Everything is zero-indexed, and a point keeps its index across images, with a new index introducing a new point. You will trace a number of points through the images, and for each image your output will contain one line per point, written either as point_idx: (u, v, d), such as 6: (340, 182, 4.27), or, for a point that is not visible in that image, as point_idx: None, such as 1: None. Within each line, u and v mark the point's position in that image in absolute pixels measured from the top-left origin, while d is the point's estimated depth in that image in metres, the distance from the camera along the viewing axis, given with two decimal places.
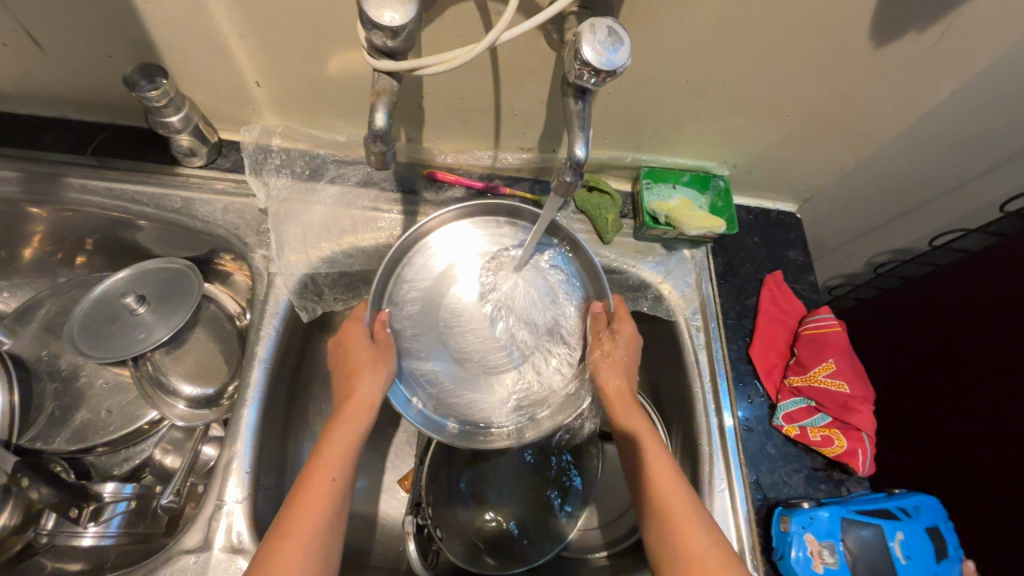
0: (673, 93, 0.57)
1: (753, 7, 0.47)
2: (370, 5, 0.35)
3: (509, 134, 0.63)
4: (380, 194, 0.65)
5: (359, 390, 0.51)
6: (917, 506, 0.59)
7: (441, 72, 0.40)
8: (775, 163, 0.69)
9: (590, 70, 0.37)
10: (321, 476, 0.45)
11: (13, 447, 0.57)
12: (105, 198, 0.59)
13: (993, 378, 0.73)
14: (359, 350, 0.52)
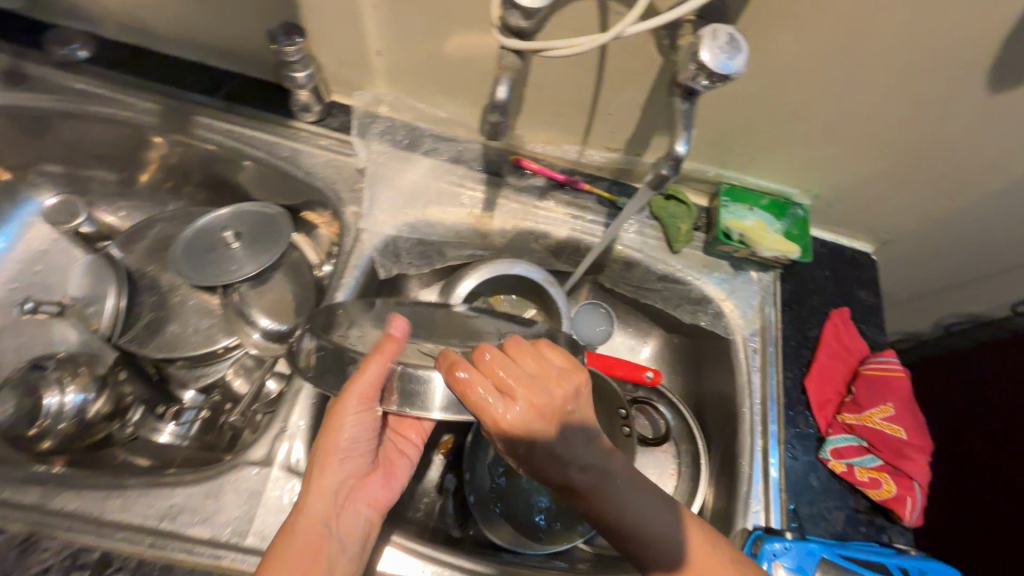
0: (770, 113, 0.58)
1: (873, 33, 0.47)
2: None
3: (599, 133, 0.65)
4: (467, 172, 0.68)
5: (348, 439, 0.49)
6: (921, 571, 0.55)
7: (566, 54, 0.42)
8: (860, 200, 0.68)
9: (704, 72, 0.40)
10: (309, 524, 0.46)
11: (114, 344, 0.63)
12: (226, 139, 0.65)
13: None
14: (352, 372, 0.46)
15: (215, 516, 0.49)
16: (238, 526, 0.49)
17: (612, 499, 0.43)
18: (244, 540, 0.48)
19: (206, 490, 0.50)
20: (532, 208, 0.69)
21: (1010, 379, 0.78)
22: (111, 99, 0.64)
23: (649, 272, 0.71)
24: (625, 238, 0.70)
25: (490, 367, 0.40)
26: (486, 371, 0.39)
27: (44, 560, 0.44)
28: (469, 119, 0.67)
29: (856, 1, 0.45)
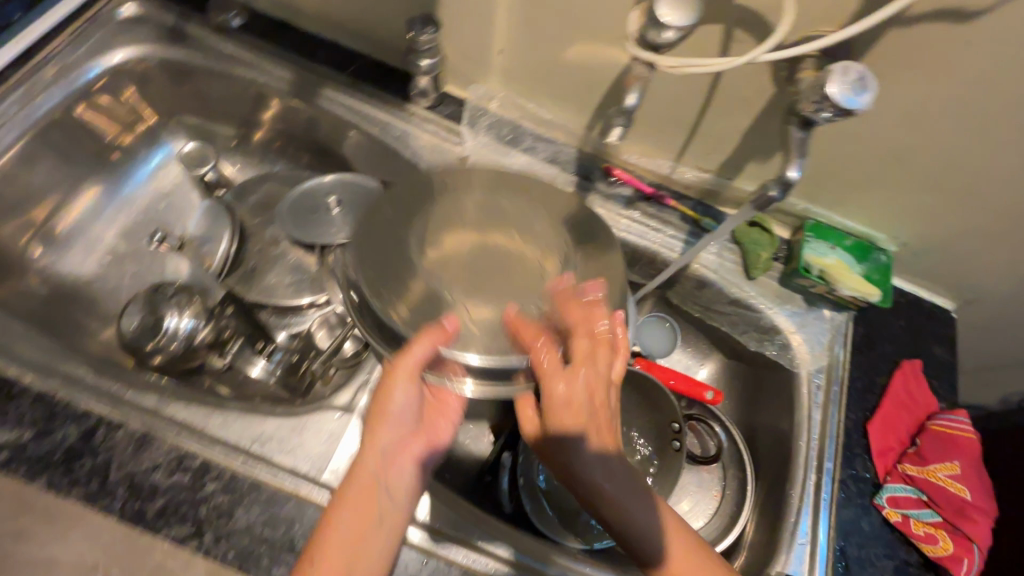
0: (873, 154, 0.59)
1: (997, 85, 0.48)
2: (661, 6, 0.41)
3: (695, 152, 0.67)
4: (560, 173, 0.72)
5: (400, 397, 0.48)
6: None
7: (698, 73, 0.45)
8: (950, 255, 0.67)
9: (828, 104, 0.41)
10: (359, 487, 0.45)
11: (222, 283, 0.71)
12: (346, 113, 0.71)
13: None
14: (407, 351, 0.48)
15: (300, 449, 0.54)
16: (317, 462, 0.53)
17: (623, 509, 0.46)
18: (320, 476, 0.52)
19: (294, 425, 0.54)
20: (616, 216, 0.72)
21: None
22: (253, 63, 0.71)
23: (721, 294, 0.73)
24: (703, 258, 0.72)
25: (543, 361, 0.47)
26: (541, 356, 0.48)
27: (154, 458, 0.49)
28: (571, 123, 0.70)
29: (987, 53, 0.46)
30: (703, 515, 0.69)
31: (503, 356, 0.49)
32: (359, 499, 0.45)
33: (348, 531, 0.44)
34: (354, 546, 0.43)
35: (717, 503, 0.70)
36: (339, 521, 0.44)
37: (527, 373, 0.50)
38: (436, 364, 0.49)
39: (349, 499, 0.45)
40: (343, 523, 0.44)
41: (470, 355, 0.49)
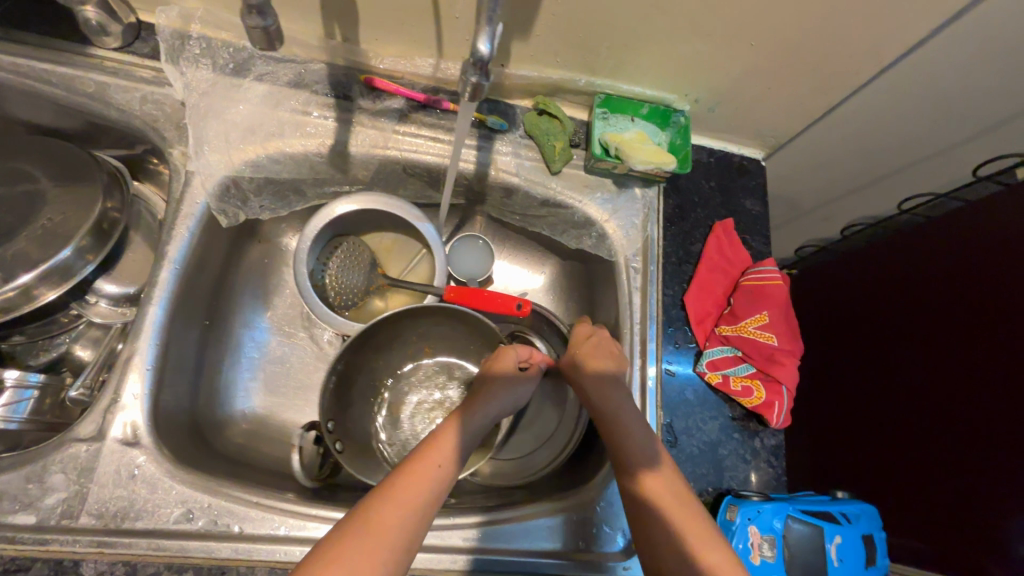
0: (630, 9, 0.51)
1: None
2: None
3: (453, 41, 0.57)
4: (312, 97, 0.60)
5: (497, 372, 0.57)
6: (856, 513, 0.58)
7: None
8: (740, 102, 0.64)
9: None
10: (433, 458, 0.47)
11: None
12: (11, 76, 0.55)
13: (927, 327, 0.67)
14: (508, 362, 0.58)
15: (41, 500, 0.45)
16: (68, 506, 0.46)
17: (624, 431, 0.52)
18: (76, 521, 0.45)
19: (29, 472, 0.46)
20: (392, 134, 0.62)
21: (891, 257, 0.76)
22: None
23: (530, 197, 0.67)
24: (500, 162, 0.65)
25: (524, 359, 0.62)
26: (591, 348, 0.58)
27: None
28: (302, 34, 0.58)
29: None
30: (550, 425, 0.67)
31: (48, 258, 0.55)
32: (462, 424, 0.52)
33: (436, 458, 0.47)
34: (426, 479, 0.45)
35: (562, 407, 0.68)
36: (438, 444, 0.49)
37: (81, 258, 0.58)
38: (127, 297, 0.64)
39: (450, 436, 0.50)
40: (421, 479, 0.45)
41: (19, 277, 0.54)
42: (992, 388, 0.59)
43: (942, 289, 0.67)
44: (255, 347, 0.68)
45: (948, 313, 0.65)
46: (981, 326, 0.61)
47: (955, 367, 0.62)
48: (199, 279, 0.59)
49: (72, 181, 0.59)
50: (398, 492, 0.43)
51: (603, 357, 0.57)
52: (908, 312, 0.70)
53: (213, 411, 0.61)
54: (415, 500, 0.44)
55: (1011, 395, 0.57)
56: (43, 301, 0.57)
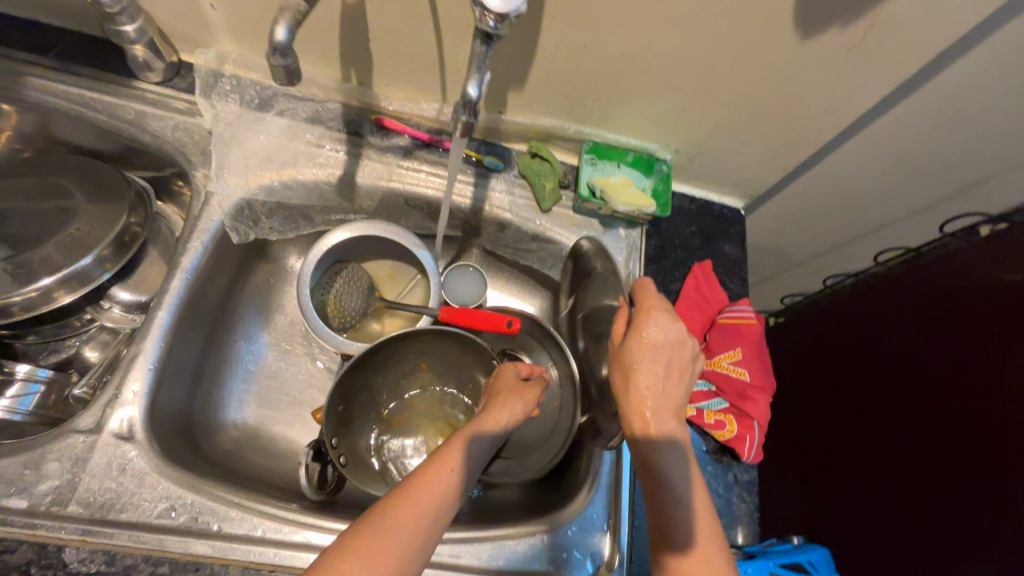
0: (611, 66, 0.58)
1: None
2: None
3: (456, 89, 0.64)
4: (326, 132, 0.67)
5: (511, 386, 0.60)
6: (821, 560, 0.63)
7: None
8: (718, 155, 0.69)
9: (492, 15, 0.39)
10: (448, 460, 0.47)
11: None
12: (63, 102, 0.62)
13: (904, 377, 0.69)
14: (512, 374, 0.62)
15: (35, 486, 0.48)
16: (59, 494, 0.48)
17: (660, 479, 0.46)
18: (64, 509, 0.47)
19: (25, 459, 0.49)
20: (396, 168, 0.68)
21: (872, 310, 0.79)
22: None
23: (521, 232, 0.72)
24: (494, 198, 0.70)
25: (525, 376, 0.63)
26: (652, 366, 0.48)
27: None
28: (322, 77, 0.65)
29: None
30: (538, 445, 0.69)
31: (70, 263, 0.60)
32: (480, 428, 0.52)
33: (451, 460, 0.47)
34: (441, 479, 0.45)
35: None
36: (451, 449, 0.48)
37: (102, 266, 0.63)
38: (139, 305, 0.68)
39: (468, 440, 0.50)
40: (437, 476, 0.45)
41: (41, 280, 0.59)
42: (963, 433, 0.60)
43: (915, 339, 0.70)
44: (255, 362, 0.71)
45: (920, 362, 0.68)
46: (954, 372, 0.63)
47: (930, 414, 0.64)
48: (202, 295, 0.62)
49: (102, 196, 0.65)
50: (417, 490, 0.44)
51: (660, 387, 0.47)
52: (887, 363, 0.73)
53: (207, 418, 0.64)
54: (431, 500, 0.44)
55: (981, 440, 0.58)
56: (59, 304, 0.61)
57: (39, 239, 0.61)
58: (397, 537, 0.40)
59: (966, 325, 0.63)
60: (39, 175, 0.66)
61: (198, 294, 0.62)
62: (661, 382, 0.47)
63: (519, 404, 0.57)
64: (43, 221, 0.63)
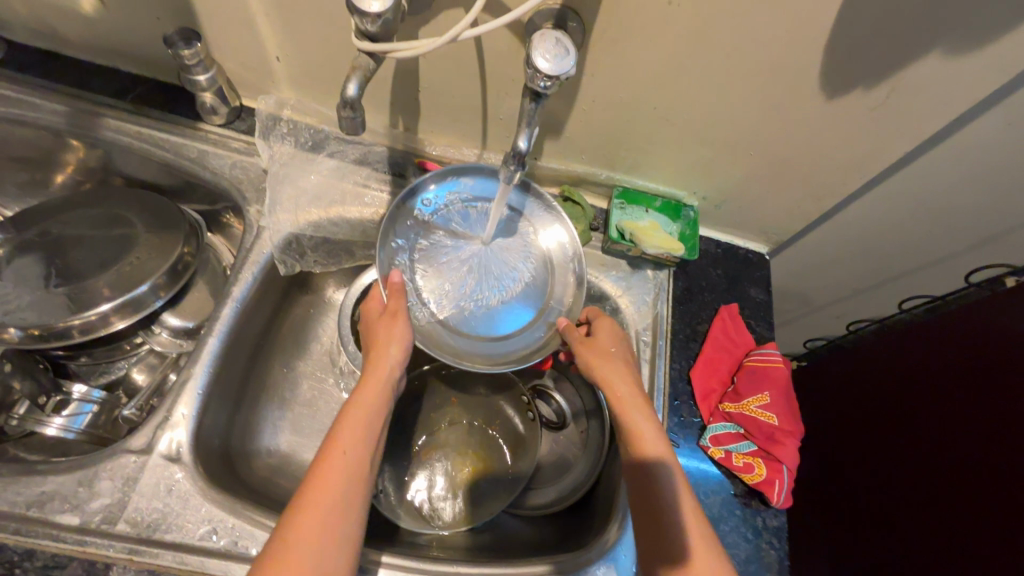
0: (644, 119, 0.61)
1: (701, 55, 0.52)
2: None
3: (495, 137, 0.68)
4: (372, 173, 0.72)
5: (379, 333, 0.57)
6: None
7: (408, 58, 0.44)
8: (744, 202, 0.72)
9: (543, 77, 0.43)
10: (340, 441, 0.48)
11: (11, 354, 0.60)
12: (135, 141, 0.68)
13: (924, 427, 0.70)
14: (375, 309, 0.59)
15: (87, 504, 0.50)
16: (109, 513, 0.50)
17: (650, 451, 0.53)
18: (113, 527, 0.49)
19: (80, 477, 0.51)
20: None
21: (894, 360, 0.80)
22: (24, 100, 0.67)
23: None
24: None
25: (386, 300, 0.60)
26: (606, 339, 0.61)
27: None
28: (371, 123, 0.69)
29: (677, 26, 0.50)
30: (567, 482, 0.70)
31: (127, 291, 0.64)
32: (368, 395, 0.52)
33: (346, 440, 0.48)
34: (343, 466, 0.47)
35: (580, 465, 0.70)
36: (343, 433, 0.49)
37: (156, 294, 0.66)
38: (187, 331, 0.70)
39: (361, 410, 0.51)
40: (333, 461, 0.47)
41: (100, 305, 0.62)
42: (986, 484, 0.61)
43: (943, 388, 0.70)
44: (289, 390, 0.73)
45: (945, 412, 0.68)
46: (984, 422, 0.63)
47: (962, 465, 0.64)
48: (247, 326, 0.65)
49: (160, 228, 0.69)
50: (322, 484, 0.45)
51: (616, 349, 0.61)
52: (908, 412, 0.73)
53: (245, 444, 0.66)
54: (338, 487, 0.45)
55: (1003, 490, 0.59)
56: (114, 329, 0.64)
57: (101, 267, 0.65)
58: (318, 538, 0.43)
59: (986, 377, 0.65)
60: (105, 207, 0.70)
61: (245, 325, 0.65)
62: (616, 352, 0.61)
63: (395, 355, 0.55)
64: (106, 250, 0.67)
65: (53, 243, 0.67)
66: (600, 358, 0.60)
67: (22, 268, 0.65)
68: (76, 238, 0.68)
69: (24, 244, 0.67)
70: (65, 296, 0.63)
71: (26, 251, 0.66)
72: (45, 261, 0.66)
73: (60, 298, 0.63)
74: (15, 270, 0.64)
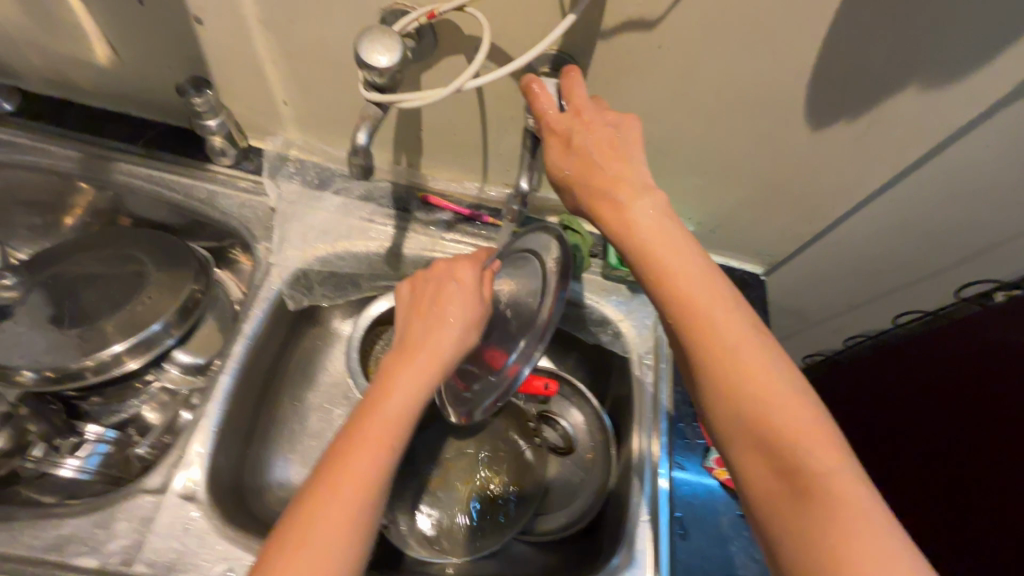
0: (638, 152, 0.64)
1: (692, 92, 0.55)
2: (364, 50, 0.44)
3: (495, 171, 0.71)
4: (378, 208, 0.73)
5: (433, 323, 0.52)
6: None
7: (415, 107, 0.46)
8: (738, 227, 0.74)
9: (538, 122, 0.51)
10: (377, 433, 0.46)
11: (25, 396, 0.62)
12: (147, 183, 0.70)
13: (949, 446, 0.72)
14: (453, 300, 0.53)
15: (104, 545, 0.51)
16: (126, 554, 0.50)
17: (679, 282, 0.43)
18: (131, 568, 0.50)
19: (97, 518, 0.52)
20: (439, 240, 0.73)
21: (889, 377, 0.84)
22: (40, 148, 0.69)
23: None
24: None
25: (421, 308, 0.54)
26: (596, 127, 0.48)
27: None
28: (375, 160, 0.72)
29: (665, 67, 0.53)
30: (579, 507, 0.70)
31: (140, 332, 0.65)
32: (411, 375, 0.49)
33: (385, 428, 0.46)
34: (372, 458, 0.45)
35: (590, 489, 0.70)
36: (345, 482, 0.43)
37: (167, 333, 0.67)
38: (198, 368, 0.72)
39: (405, 393, 0.48)
40: (358, 451, 0.45)
41: (113, 346, 0.64)
42: (980, 514, 0.66)
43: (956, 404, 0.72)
44: (300, 429, 0.73)
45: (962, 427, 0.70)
46: (996, 434, 0.65)
47: (984, 478, 0.66)
48: (256, 361, 0.66)
49: (169, 266, 0.70)
50: (345, 476, 0.43)
51: (605, 138, 0.48)
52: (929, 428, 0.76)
53: (255, 479, 0.66)
54: (362, 486, 0.43)
55: (999, 517, 0.64)
56: (127, 369, 0.66)
57: (113, 308, 0.67)
58: (335, 536, 0.41)
59: (971, 403, 0.69)
60: (116, 247, 0.72)
61: (256, 361, 0.66)
62: (604, 141, 0.47)
63: (404, 396, 0.48)
64: (118, 290, 0.68)
65: (66, 284, 0.68)
66: (589, 167, 0.47)
67: (35, 310, 0.66)
68: (87, 279, 0.69)
69: (36, 285, 0.68)
70: (79, 337, 0.64)
71: (40, 293, 0.68)
72: (56, 303, 0.67)
73: (74, 337, 0.64)
74: (26, 311, 0.65)
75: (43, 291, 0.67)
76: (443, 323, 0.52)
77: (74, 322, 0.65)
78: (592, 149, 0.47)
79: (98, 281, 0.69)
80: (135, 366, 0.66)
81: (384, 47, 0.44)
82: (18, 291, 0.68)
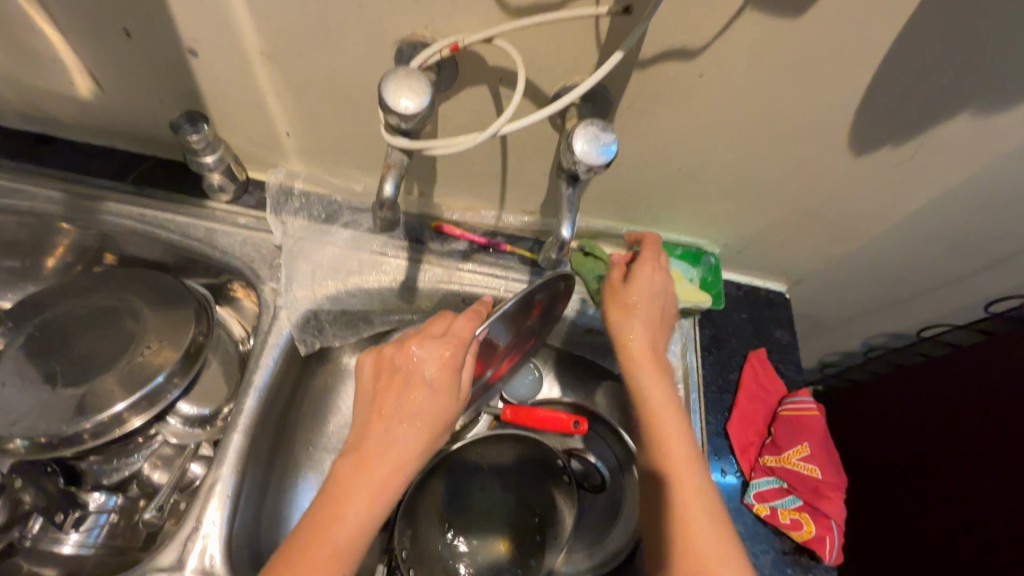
0: (668, 178, 0.61)
1: (730, 122, 0.52)
2: (388, 94, 0.39)
3: (513, 198, 0.67)
4: (390, 240, 0.69)
5: (392, 418, 0.47)
6: None
7: (448, 154, 0.43)
8: (766, 248, 0.71)
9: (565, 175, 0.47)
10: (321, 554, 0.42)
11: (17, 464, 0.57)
12: (138, 224, 0.65)
13: None
14: (420, 393, 0.47)
15: None
16: None
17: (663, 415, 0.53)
18: None
19: None
20: (456, 271, 0.68)
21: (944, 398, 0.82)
22: (19, 189, 0.63)
23: (576, 327, 0.72)
24: None
25: (380, 388, 0.48)
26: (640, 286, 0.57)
27: None
28: None
29: (704, 97, 0.49)
30: (613, 543, 0.67)
31: (143, 386, 0.60)
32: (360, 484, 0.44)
33: (325, 549, 0.42)
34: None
35: (624, 523, 0.68)
36: None
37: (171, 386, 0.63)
38: (205, 419, 0.67)
39: (353, 508, 0.43)
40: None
41: (115, 405, 0.59)
42: None
43: None
44: (306, 493, 0.67)
45: None
46: None
47: None
48: (269, 415, 0.62)
49: (166, 312, 0.65)
50: None
51: (647, 292, 0.58)
52: None
53: (274, 537, 0.62)
54: None
55: None
56: (130, 426, 0.60)
57: (110, 363, 0.62)
58: None
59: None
60: (108, 292, 0.67)
61: (267, 416, 0.61)
62: (645, 291, 0.57)
63: (360, 521, 0.43)
64: (112, 341, 0.63)
65: (56, 337, 0.63)
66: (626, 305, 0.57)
67: (24, 368, 0.61)
68: (79, 330, 0.64)
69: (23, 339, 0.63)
70: (76, 395, 0.59)
71: (28, 347, 0.63)
72: (46, 358, 0.62)
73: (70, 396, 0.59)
74: (15, 370, 0.61)
75: (31, 345, 0.63)
76: (407, 423, 0.47)
77: (67, 380, 0.60)
78: (636, 293, 0.57)
79: (91, 331, 0.64)
80: (139, 422, 0.60)
81: (409, 91, 0.40)
82: (4, 347, 0.63)
